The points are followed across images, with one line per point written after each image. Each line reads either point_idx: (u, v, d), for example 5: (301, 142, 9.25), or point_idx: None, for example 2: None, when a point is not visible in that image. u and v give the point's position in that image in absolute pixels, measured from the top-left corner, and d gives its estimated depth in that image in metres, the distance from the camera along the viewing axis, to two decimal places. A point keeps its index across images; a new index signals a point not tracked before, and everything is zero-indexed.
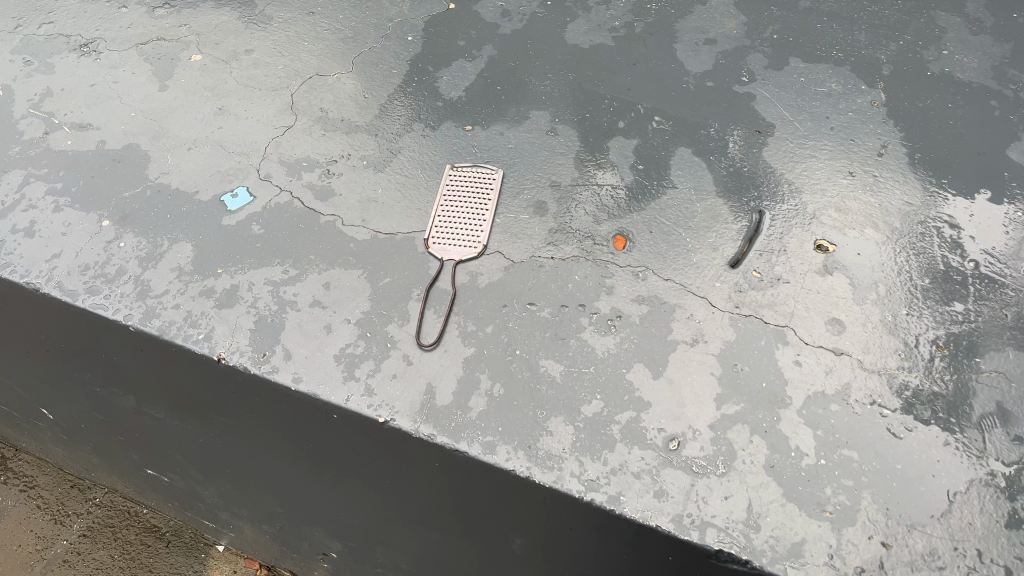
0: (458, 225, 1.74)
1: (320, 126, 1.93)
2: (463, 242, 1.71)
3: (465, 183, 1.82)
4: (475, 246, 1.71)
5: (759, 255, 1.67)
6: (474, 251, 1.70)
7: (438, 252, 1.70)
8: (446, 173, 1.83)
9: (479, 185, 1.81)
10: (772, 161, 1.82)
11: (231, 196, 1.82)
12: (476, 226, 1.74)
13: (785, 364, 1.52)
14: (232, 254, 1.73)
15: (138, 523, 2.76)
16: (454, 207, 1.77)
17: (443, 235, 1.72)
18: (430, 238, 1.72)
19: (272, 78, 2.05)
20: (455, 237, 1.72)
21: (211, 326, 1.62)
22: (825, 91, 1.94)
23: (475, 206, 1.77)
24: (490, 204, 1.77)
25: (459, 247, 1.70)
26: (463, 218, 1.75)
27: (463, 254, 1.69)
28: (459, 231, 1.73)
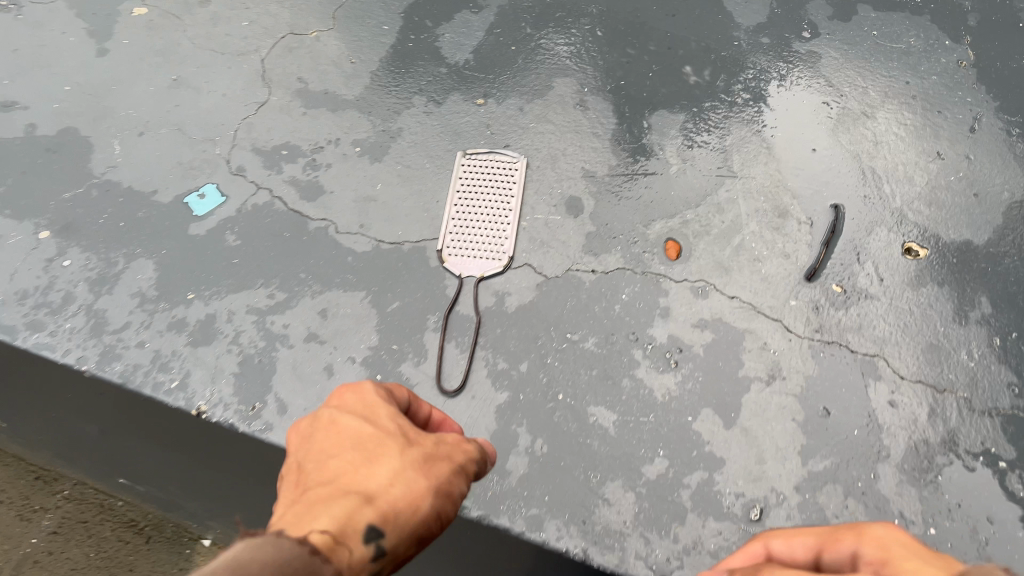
0: (477, 231, 1.44)
1: (300, 102, 1.59)
2: (483, 254, 1.42)
3: (481, 174, 1.50)
4: (500, 258, 1.42)
5: (840, 264, 1.40)
6: (497, 266, 1.41)
7: (454, 268, 1.41)
8: (458, 162, 1.51)
9: (498, 176, 1.50)
10: (846, 139, 1.52)
11: (198, 197, 1.50)
12: (499, 231, 1.44)
13: (879, 405, 1.28)
14: (205, 275, 1.43)
15: (115, 517, 1.96)
16: (470, 207, 1.46)
17: (460, 245, 1.43)
18: (445, 249, 1.43)
19: (237, 39, 1.69)
20: (474, 248, 1.43)
21: (185, 370, 1.34)
22: (903, 48, 1.63)
23: (495, 204, 1.47)
24: (514, 203, 1.46)
25: (480, 261, 1.42)
26: (482, 222, 1.45)
27: (485, 270, 1.41)
28: (479, 239, 1.44)
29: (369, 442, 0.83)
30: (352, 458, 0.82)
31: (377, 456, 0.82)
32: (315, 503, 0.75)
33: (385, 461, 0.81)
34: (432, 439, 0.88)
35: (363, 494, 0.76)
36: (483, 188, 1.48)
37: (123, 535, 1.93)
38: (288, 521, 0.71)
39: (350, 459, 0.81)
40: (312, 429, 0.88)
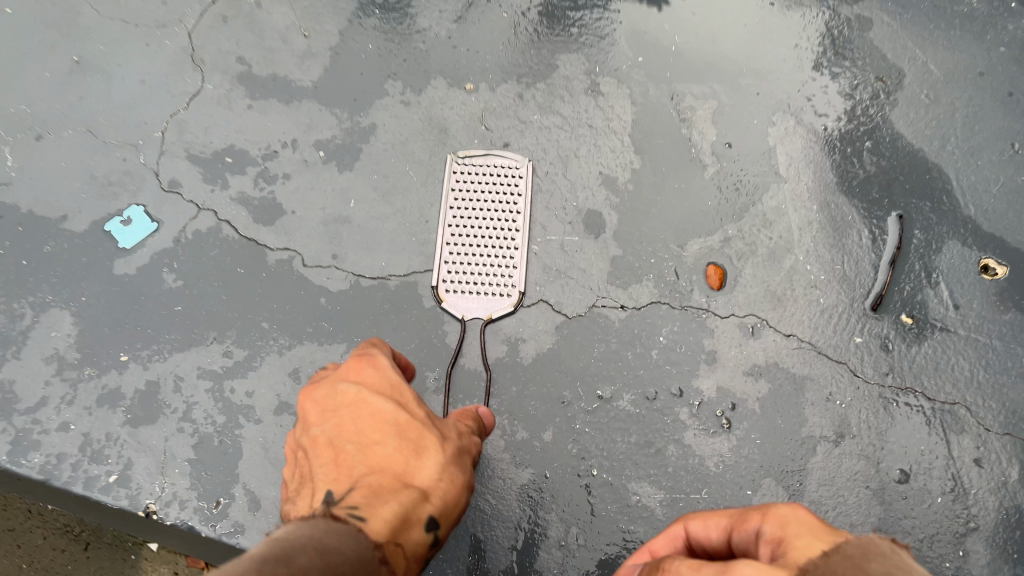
0: (479, 260, 1.17)
1: (243, 92, 1.27)
2: (488, 290, 1.16)
3: (479, 184, 1.22)
4: (509, 295, 1.16)
5: (909, 288, 1.19)
6: (507, 305, 1.15)
7: (454, 309, 1.14)
8: (449, 168, 1.23)
9: (500, 185, 1.22)
10: (907, 129, 1.28)
11: (121, 223, 1.19)
12: (506, 259, 1.18)
13: (961, 465, 1.10)
14: (140, 328, 1.13)
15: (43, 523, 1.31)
16: (469, 229, 1.19)
17: (459, 279, 1.16)
18: (440, 285, 1.16)
19: (154, 5, 1.33)
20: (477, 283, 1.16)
21: (126, 458, 1.07)
22: (965, 11, 1.38)
23: (499, 223, 1.19)
24: (521, 221, 1.19)
25: (486, 299, 1.16)
26: (484, 247, 1.18)
27: (492, 311, 1.15)
28: (482, 269, 1.17)
29: (409, 423, 0.78)
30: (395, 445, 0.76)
31: (419, 442, 0.77)
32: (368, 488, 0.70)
33: (426, 447, 0.77)
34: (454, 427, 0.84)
35: (414, 484, 0.72)
36: (482, 202, 1.21)
37: (56, 542, 1.31)
38: (352, 507, 0.67)
39: (391, 440, 0.75)
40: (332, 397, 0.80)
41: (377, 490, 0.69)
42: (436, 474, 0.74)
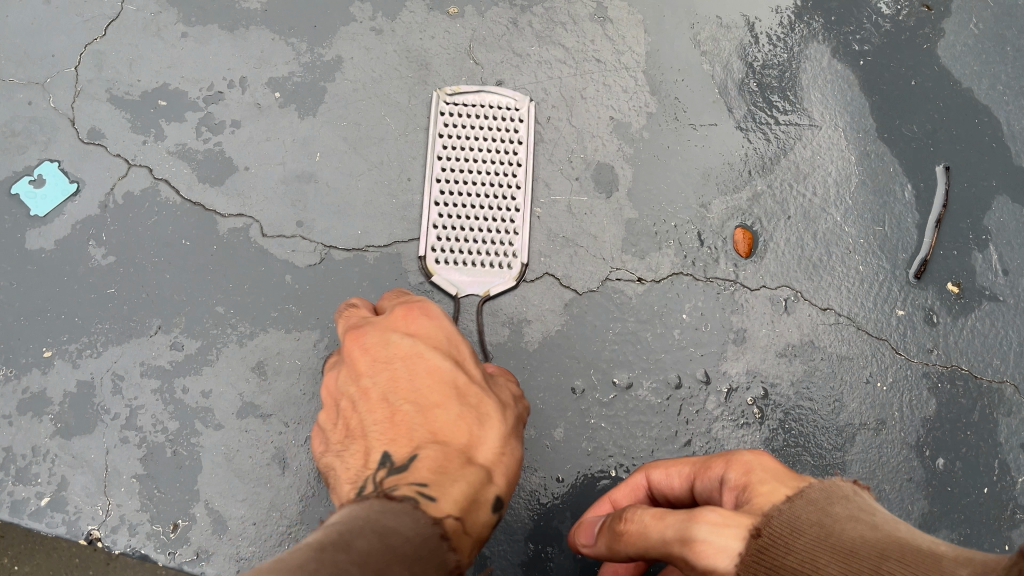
0: (474, 224, 0.99)
1: (177, 17, 1.03)
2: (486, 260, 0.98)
3: (469, 127, 1.02)
4: (509, 266, 0.98)
5: (955, 252, 1.06)
6: (507, 279, 0.98)
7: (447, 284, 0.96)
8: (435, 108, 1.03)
9: (495, 130, 1.02)
10: (952, 65, 1.13)
11: (32, 183, 0.97)
12: (504, 222, 0.99)
13: (1012, 451, 1.00)
14: (65, 316, 0.94)
15: None
16: (460, 184, 1.00)
17: (450, 245, 0.98)
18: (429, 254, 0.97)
19: None
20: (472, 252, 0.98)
21: (59, 475, 0.89)
22: None
23: (495, 177, 1.00)
24: (523, 175, 1.01)
25: (483, 270, 0.98)
26: (479, 207, 0.99)
27: (491, 287, 0.97)
28: (477, 233, 0.99)
29: (468, 389, 0.70)
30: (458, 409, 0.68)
31: (480, 409, 0.70)
32: (433, 459, 0.62)
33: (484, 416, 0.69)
34: (504, 390, 0.77)
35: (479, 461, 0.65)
36: (476, 151, 1.01)
37: None
38: (419, 483, 0.59)
39: (453, 407, 0.68)
40: (383, 350, 0.72)
41: (443, 463, 0.62)
42: (498, 448, 0.67)
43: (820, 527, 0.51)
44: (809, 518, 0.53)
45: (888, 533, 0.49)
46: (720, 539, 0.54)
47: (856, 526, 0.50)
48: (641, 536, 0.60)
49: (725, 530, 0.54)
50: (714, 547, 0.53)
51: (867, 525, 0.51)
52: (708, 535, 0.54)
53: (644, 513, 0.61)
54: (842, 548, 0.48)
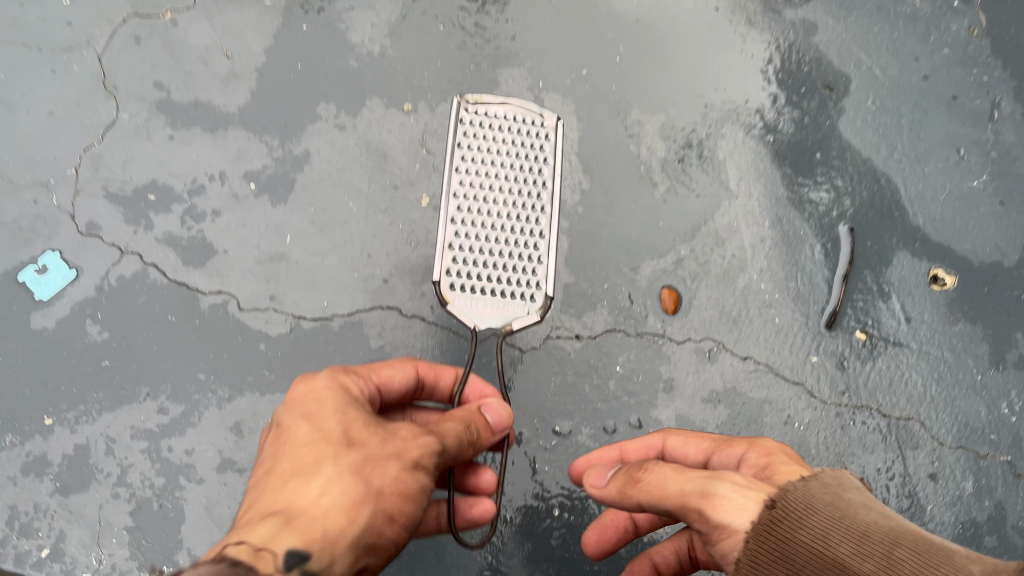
0: (495, 244, 0.97)
1: (163, 120, 1.17)
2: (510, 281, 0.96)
3: (489, 142, 1.02)
4: (531, 293, 0.96)
5: (862, 303, 1.18)
6: (530, 313, 0.96)
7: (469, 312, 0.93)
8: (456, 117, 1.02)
9: (517, 147, 1.03)
10: (853, 137, 1.27)
11: (36, 272, 1.10)
12: (526, 246, 0.99)
13: (919, 482, 1.11)
14: (64, 388, 1.05)
15: None
16: (480, 203, 0.98)
17: (466, 269, 0.95)
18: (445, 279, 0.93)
19: (58, 26, 1.21)
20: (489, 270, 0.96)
21: (58, 530, 1.00)
22: (908, 12, 1.36)
23: (518, 198, 1.00)
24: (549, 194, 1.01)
25: (503, 297, 0.95)
26: (503, 223, 0.98)
27: (514, 319, 0.94)
28: (497, 257, 0.97)
29: (314, 437, 0.69)
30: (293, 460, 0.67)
31: (320, 452, 0.67)
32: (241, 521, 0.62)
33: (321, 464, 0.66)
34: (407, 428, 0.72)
35: (289, 501, 0.62)
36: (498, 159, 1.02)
37: None
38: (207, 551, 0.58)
39: (285, 461, 0.67)
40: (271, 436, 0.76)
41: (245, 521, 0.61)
42: (323, 482, 0.64)
43: (835, 507, 0.64)
44: (824, 498, 0.65)
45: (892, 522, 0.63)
46: (743, 503, 0.64)
47: (868, 512, 0.64)
48: (660, 486, 0.70)
49: (746, 492, 0.65)
50: (733, 503, 0.65)
51: (873, 515, 0.64)
52: (727, 494, 0.65)
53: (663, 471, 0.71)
54: (857, 533, 0.61)
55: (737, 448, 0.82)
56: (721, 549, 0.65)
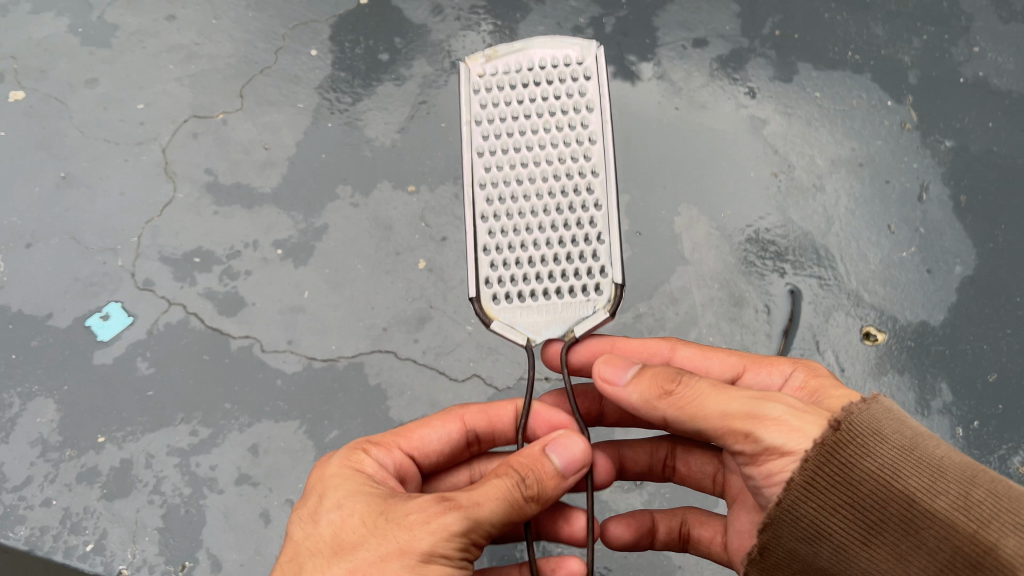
0: (542, 231, 0.99)
1: (210, 198, 1.43)
2: (557, 271, 0.97)
3: (516, 113, 1.00)
4: (589, 286, 0.98)
5: (801, 356, 1.35)
6: (598, 309, 0.97)
7: (514, 330, 0.97)
8: (468, 87, 1.01)
9: (550, 109, 0.99)
10: (797, 214, 1.46)
11: (100, 319, 1.34)
12: (578, 227, 0.98)
13: None
14: (116, 412, 1.27)
15: None
16: (517, 188, 0.99)
17: (508, 271, 0.99)
18: (484, 295, 0.99)
19: (132, 125, 1.49)
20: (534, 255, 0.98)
21: (102, 529, 1.20)
22: (847, 110, 1.57)
23: (559, 173, 0.99)
24: (597, 151, 0.99)
25: (553, 293, 0.98)
26: (546, 200, 0.98)
27: (575, 326, 0.97)
28: (543, 247, 0.98)
29: (312, 548, 0.81)
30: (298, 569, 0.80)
31: (313, 565, 0.79)
32: None
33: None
34: (417, 515, 0.79)
35: None
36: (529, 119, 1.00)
37: None
38: None
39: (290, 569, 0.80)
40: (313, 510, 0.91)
41: None
42: None
43: (905, 438, 0.80)
44: (891, 426, 0.81)
45: (961, 455, 0.80)
46: (800, 422, 0.80)
47: (938, 447, 0.80)
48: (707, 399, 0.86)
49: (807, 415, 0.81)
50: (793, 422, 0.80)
51: (939, 446, 0.80)
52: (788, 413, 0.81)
53: (705, 385, 0.88)
54: (932, 469, 0.78)
55: (788, 368, 1.01)
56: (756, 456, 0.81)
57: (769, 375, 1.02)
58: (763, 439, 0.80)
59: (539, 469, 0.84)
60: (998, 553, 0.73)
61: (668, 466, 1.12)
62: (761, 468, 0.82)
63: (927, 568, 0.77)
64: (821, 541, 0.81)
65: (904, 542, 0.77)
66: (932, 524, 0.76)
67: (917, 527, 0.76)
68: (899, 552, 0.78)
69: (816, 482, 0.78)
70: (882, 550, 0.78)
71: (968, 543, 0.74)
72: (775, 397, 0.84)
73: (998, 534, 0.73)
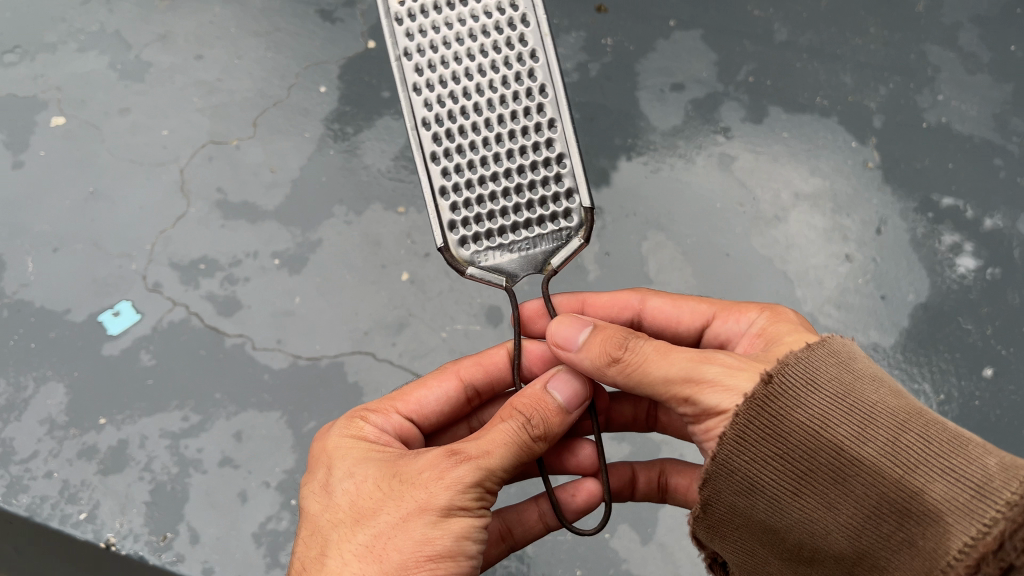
0: (502, 166, 1.05)
1: (219, 214, 1.58)
2: (524, 204, 1.04)
3: (452, 50, 1.04)
4: (557, 216, 1.05)
5: None
6: (574, 236, 1.05)
7: (491, 273, 1.05)
8: (393, 26, 1.04)
9: (485, 40, 1.04)
10: (759, 242, 1.56)
11: (112, 315, 1.48)
12: (538, 157, 1.04)
13: None
14: (117, 398, 1.40)
15: None
16: (469, 128, 1.04)
17: (474, 215, 1.05)
18: (453, 241, 1.05)
19: (156, 148, 1.66)
20: (500, 190, 1.05)
21: (95, 500, 1.31)
22: (813, 149, 1.67)
23: (505, 102, 1.03)
24: (540, 74, 1.04)
25: (526, 230, 1.05)
26: (501, 133, 1.04)
27: (552, 257, 1.05)
28: (505, 184, 1.05)
29: (332, 516, 0.88)
30: (324, 536, 0.87)
31: (337, 531, 0.86)
32: None
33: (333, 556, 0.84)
34: (426, 473, 0.86)
35: None
36: (466, 48, 1.04)
37: None
38: None
39: (317, 538, 0.87)
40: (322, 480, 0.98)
41: None
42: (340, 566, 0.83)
43: (840, 384, 0.81)
44: (828, 374, 0.82)
45: (893, 399, 0.81)
46: (734, 380, 0.84)
47: (873, 393, 0.81)
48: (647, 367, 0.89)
49: (739, 376, 0.84)
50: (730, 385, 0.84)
51: (875, 391, 0.82)
52: (723, 378, 0.84)
53: (648, 348, 0.90)
54: (863, 416, 0.79)
55: (753, 314, 1.08)
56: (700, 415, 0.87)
57: (737, 322, 1.10)
58: (701, 401, 0.85)
59: (544, 408, 0.92)
60: (924, 497, 0.75)
61: (652, 416, 1.20)
62: (702, 425, 0.87)
63: (855, 515, 0.79)
64: (755, 494, 0.83)
65: (833, 491, 0.79)
66: (861, 472, 0.77)
67: (846, 476, 0.78)
68: (828, 501, 0.80)
69: (747, 435, 0.80)
70: (813, 499, 0.80)
71: (895, 490, 0.76)
72: (714, 357, 0.87)
73: (924, 480, 0.75)
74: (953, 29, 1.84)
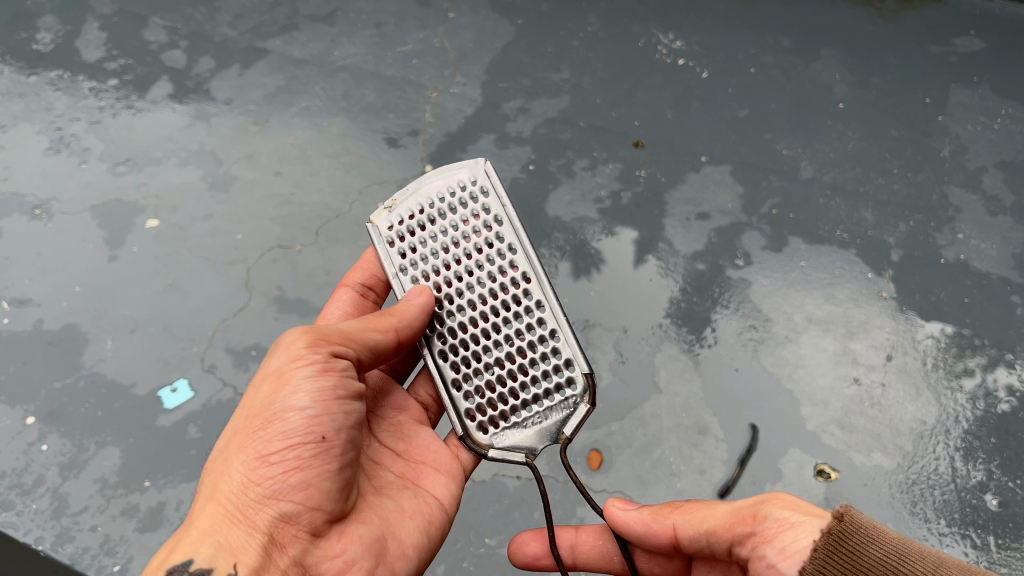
0: (503, 354, 1.26)
1: (275, 307, 1.79)
2: (531, 383, 1.25)
3: (442, 256, 1.32)
4: (555, 383, 1.25)
5: (752, 482, 1.49)
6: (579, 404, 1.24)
7: (511, 452, 1.23)
8: (385, 245, 1.34)
9: (467, 241, 1.31)
10: (768, 362, 1.64)
11: (170, 391, 1.66)
12: (535, 339, 1.27)
13: None
14: (163, 464, 1.56)
15: None
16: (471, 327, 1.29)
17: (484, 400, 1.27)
18: (472, 431, 1.25)
19: (230, 249, 1.89)
20: (505, 372, 1.26)
21: (129, 554, 1.46)
22: (829, 277, 1.76)
23: (500, 297, 1.29)
24: (520, 261, 1.30)
25: (531, 407, 1.25)
26: (500, 325, 1.28)
27: (565, 426, 1.23)
28: (508, 367, 1.26)
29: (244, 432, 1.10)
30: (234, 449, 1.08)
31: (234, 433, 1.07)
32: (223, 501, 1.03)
33: (220, 484, 1.00)
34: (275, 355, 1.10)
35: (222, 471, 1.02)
36: (450, 249, 1.31)
37: None
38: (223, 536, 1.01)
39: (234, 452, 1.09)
40: None
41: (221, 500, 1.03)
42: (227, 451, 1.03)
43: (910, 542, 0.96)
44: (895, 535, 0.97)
45: None
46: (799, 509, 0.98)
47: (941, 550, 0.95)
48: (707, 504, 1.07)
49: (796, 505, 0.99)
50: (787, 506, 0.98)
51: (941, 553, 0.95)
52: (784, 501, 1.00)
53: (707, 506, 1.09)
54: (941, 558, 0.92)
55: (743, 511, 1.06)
56: (772, 529, 0.97)
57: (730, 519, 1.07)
58: (765, 512, 0.98)
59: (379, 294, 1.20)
60: None
61: None
62: (772, 546, 0.96)
63: None
64: None
65: None
66: None
67: None
68: None
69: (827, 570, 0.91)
70: None
71: None
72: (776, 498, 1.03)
73: None
74: (976, 173, 1.93)
